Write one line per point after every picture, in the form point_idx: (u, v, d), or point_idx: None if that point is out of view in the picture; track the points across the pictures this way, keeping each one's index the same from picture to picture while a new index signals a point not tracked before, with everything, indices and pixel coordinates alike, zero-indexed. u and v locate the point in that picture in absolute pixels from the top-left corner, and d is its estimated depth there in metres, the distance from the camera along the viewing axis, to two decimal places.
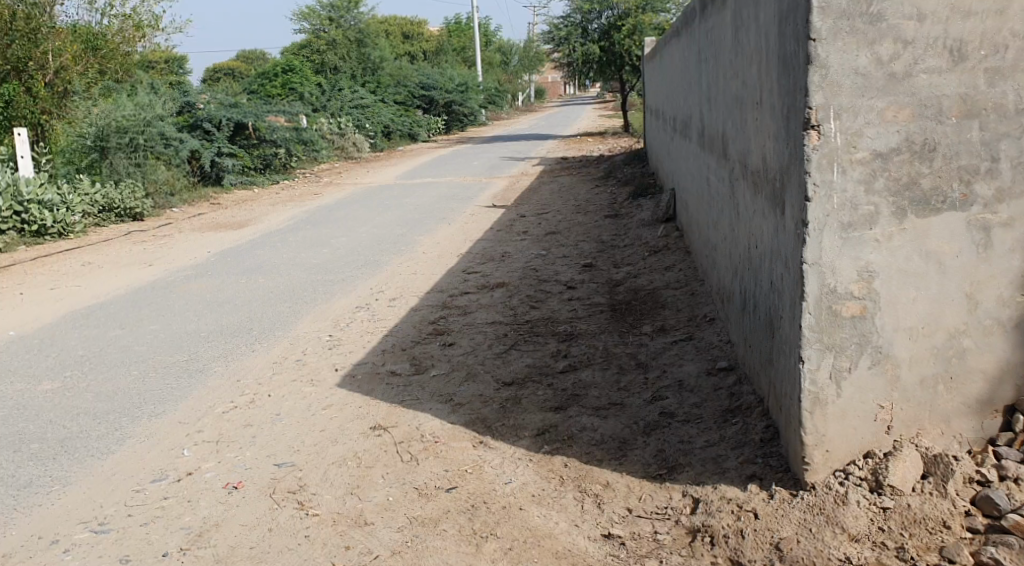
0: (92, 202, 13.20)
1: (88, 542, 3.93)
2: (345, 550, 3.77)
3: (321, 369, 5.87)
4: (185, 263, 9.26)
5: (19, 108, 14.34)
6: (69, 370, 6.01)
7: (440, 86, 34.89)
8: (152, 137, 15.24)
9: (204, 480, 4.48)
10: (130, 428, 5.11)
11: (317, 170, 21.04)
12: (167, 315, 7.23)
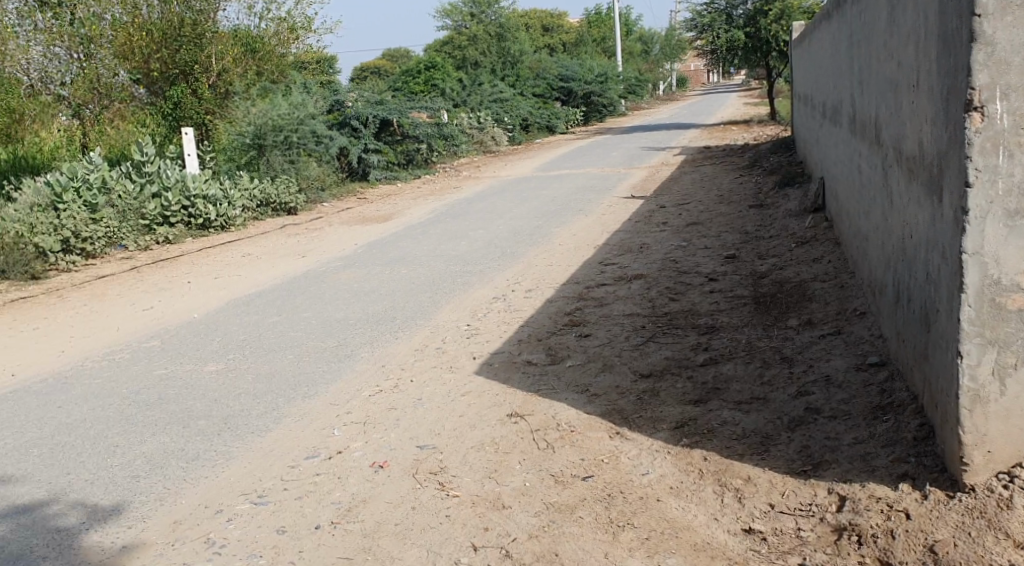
0: (251, 197, 14.13)
1: (248, 513, 4.24)
2: (484, 531, 3.89)
3: (460, 357, 6.05)
4: (335, 254, 9.78)
5: (185, 109, 15.50)
6: (231, 353, 6.49)
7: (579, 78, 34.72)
8: (305, 135, 16.14)
9: (353, 459, 4.74)
10: (286, 408, 5.47)
11: (457, 164, 21.60)
12: (318, 303, 7.65)
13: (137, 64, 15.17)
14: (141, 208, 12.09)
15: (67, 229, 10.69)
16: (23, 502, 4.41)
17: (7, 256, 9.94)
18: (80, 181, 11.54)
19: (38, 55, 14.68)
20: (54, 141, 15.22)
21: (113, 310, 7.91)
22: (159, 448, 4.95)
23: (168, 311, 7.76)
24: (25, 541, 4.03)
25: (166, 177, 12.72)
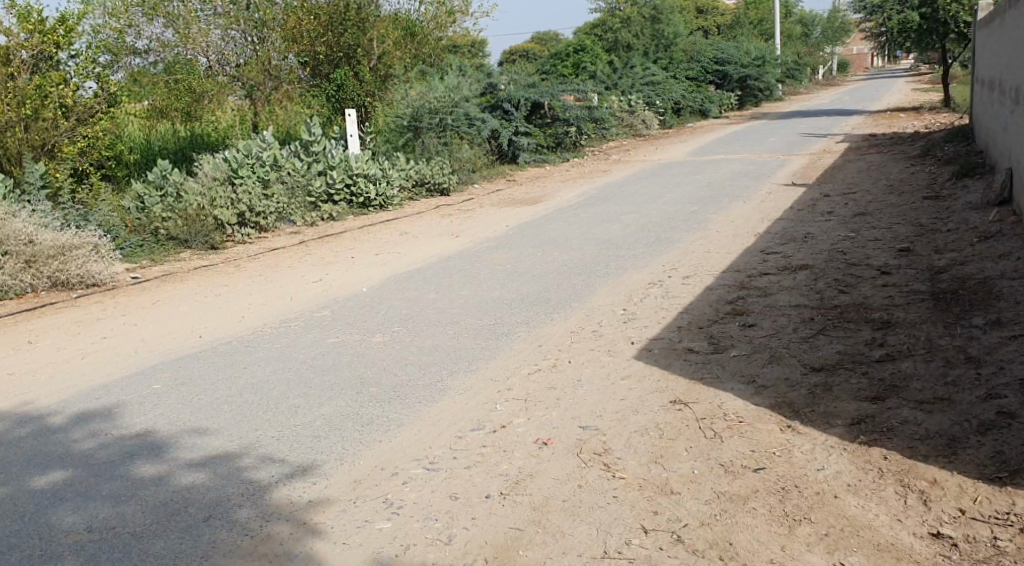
0: (408, 177, 14.64)
1: (421, 477, 4.43)
2: (654, 515, 3.90)
3: (618, 340, 6.07)
4: (489, 235, 10.00)
5: (347, 91, 16.53)
6: (396, 326, 6.78)
7: (735, 60, 33.72)
8: (459, 118, 16.63)
9: (517, 433, 4.86)
10: (450, 380, 5.67)
11: (606, 147, 21.61)
12: (475, 282, 7.86)
13: (304, 47, 16.29)
14: (307, 185, 12.84)
15: (242, 203, 11.45)
16: (220, 452, 4.77)
17: (191, 226, 10.76)
18: (254, 158, 12.45)
19: (217, 38, 16.41)
20: (228, 120, 15.76)
21: (286, 281, 8.43)
22: (336, 413, 5.23)
23: (336, 283, 8.19)
24: (221, 489, 4.36)
25: (331, 157, 13.47)
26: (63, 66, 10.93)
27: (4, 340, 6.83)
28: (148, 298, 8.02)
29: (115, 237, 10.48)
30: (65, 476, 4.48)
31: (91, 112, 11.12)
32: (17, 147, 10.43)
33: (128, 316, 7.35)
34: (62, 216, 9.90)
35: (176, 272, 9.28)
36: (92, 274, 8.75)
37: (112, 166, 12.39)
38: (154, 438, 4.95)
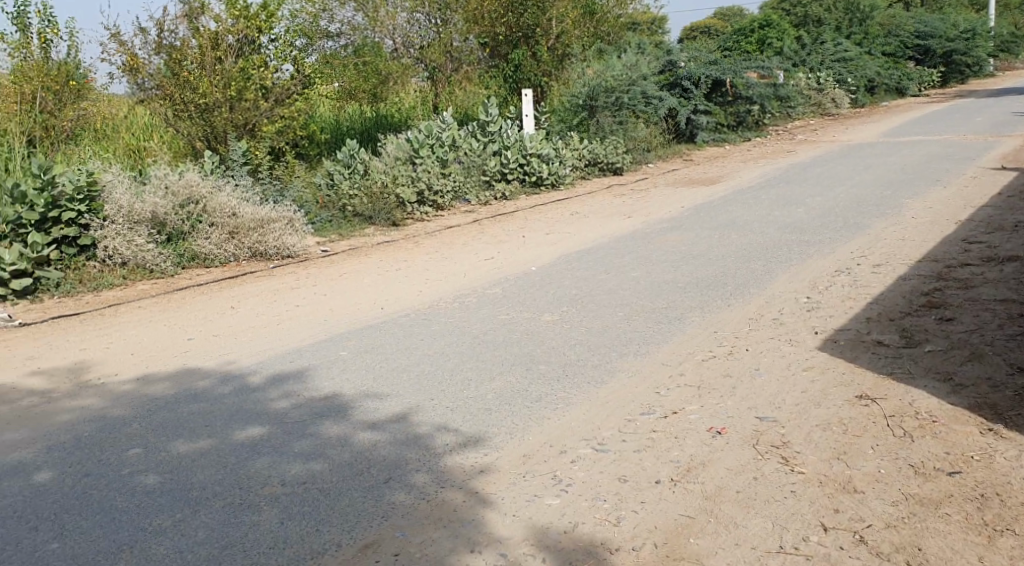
0: (581, 156, 14.88)
1: (590, 457, 4.43)
2: (834, 513, 3.69)
3: (800, 330, 5.79)
4: (663, 216, 9.86)
5: (524, 71, 16.85)
6: (567, 305, 6.84)
7: (940, 34, 31.20)
8: (636, 96, 16.88)
9: (689, 421, 4.75)
10: (620, 363, 5.64)
11: (790, 127, 20.72)
12: (647, 265, 7.75)
13: (485, 28, 16.34)
14: (483, 165, 13.31)
15: (422, 182, 12.03)
16: (400, 417, 5.01)
17: (375, 204, 11.35)
18: (434, 138, 13.02)
19: (403, 21, 16.40)
20: (411, 100, 17.25)
21: (461, 258, 8.71)
22: (507, 388, 5.35)
23: (509, 261, 8.38)
24: (400, 454, 4.57)
25: (506, 137, 13.86)
26: (264, 49, 11.81)
27: (211, 304, 7.51)
28: (336, 270, 8.54)
29: (308, 212, 11.24)
30: (262, 432, 4.86)
31: (288, 93, 11.91)
32: (224, 126, 11.33)
33: (318, 287, 7.88)
34: (262, 191, 10.73)
35: (361, 247, 9.82)
36: (287, 246, 9.44)
37: (305, 145, 13.29)
38: (339, 401, 5.26)
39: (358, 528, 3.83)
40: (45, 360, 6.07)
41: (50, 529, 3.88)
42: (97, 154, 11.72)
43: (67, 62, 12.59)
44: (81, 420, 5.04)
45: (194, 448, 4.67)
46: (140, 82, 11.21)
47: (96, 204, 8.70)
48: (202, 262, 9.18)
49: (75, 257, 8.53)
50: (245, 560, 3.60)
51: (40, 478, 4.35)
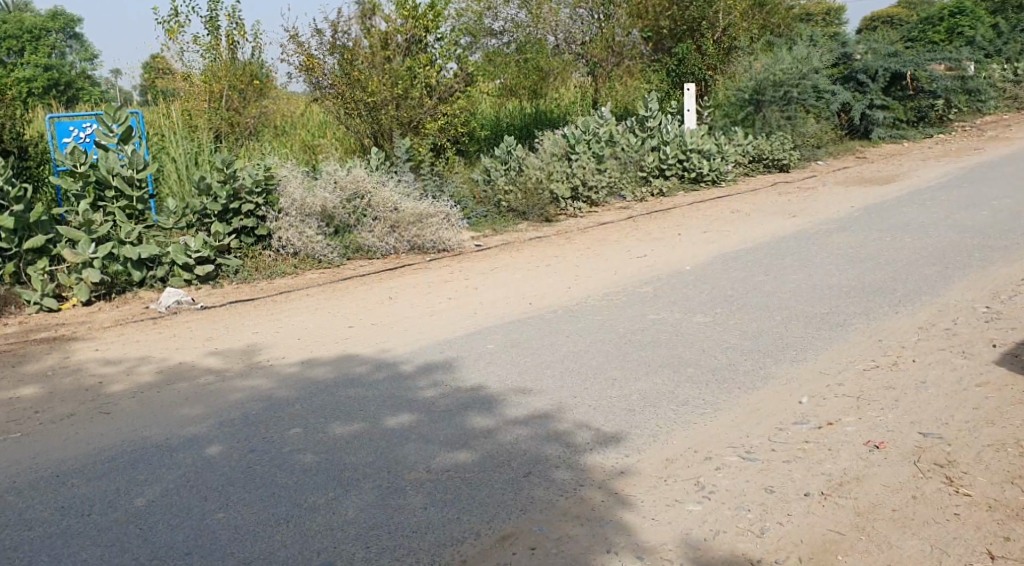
0: (744, 152, 14.45)
1: (735, 465, 4.27)
2: (1004, 541, 3.37)
3: (976, 342, 5.34)
4: (829, 215, 9.36)
5: (688, 65, 16.87)
6: (720, 307, 6.62)
7: None
8: (806, 90, 16.08)
9: (845, 433, 4.48)
10: (774, 369, 5.39)
11: (979, 121, 19.12)
12: (807, 267, 7.38)
13: (649, 22, 16.47)
14: (640, 161, 13.22)
15: (577, 178, 12.09)
16: (543, 413, 5.05)
17: (529, 200, 11.48)
18: (592, 134, 13.02)
19: (565, 17, 15.92)
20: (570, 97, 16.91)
21: (611, 255, 8.66)
22: (653, 389, 5.26)
23: (662, 260, 8.22)
24: (542, 449, 4.61)
25: (666, 132, 13.65)
26: (430, 48, 12.25)
27: (370, 295, 7.84)
28: (490, 264, 8.73)
29: (464, 207, 11.51)
30: (411, 419, 5.05)
31: (450, 91, 12.34)
32: (390, 124, 11.84)
33: (471, 280, 8.07)
34: (422, 186, 11.12)
35: (513, 242, 9.99)
36: (444, 241, 9.79)
37: (466, 142, 13.61)
38: (485, 394, 5.38)
39: (497, 519, 3.90)
40: (222, 341, 6.60)
41: (217, 499, 4.22)
42: (276, 149, 12.58)
43: (252, 62, 13.60)
44: (249, 399, 5.45)
45: (348, 431, 4.92)
46: (316, 82, 11.90)
47: (273, 197, 9.29)
48: (365, 254, 9.66)
49: (252, 246, 9.19)
50: (389, 541, 3.76)
51: (211, 451, 4.74)
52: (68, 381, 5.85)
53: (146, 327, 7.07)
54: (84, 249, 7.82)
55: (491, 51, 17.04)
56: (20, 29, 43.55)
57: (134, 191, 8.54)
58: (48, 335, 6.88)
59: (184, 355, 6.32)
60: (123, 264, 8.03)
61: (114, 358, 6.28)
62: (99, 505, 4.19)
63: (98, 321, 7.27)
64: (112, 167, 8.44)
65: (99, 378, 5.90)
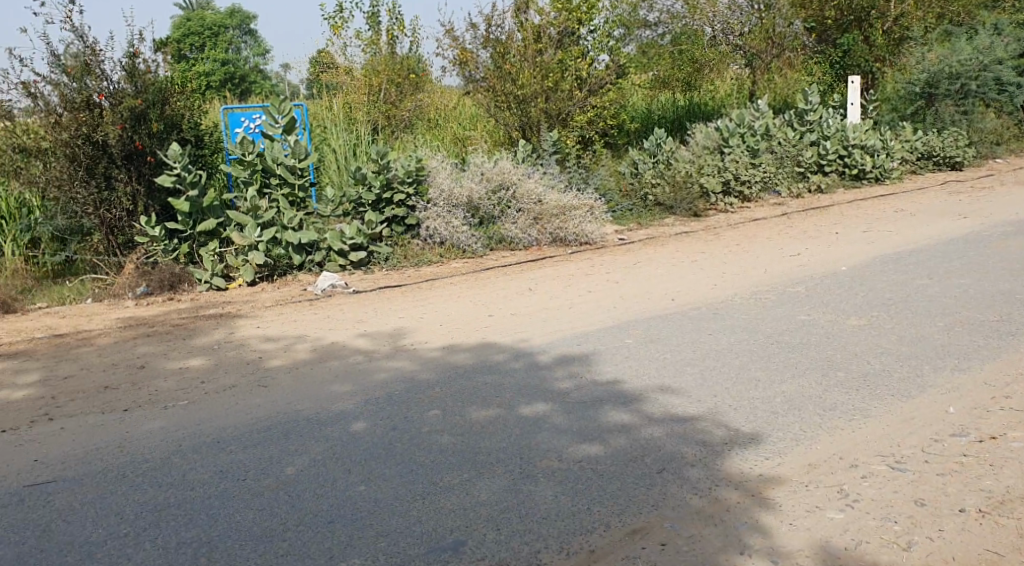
0: (912, 149, 13.77)
1: (883, 475, 4.03)
2: None
3: None
4: (1006, 216, 8.65)
5: (853, 57, 15.69)
6: (875, 310, 6.26)
7: None
8: (985, 83, 15.75)
9: (1009, 449, 4.14)
10: (931, 377, 5.04)
11: None
12: (977, 271, 6.86)
13: (813, 12, 15.34)
14: (798, 156, 12.68)
15: (728, 172, 11.80)
16: (680, 412, 4.95)
17: (677, 194, 11.31)
18: (746, 128, 12.53)
19: (724, 6, 15.45)
20: (726, 89, 17.05)
21: (760, 252, 8.38)
22: (797, 392, 5.06)
23: (815, 259, 7.86)
24: (677, 446, 4.53)
25: (826, 126, 13.00)
26: (583, 40, 12.29)
27: (511, 285, 7.97)
28: (633, 258, 8.66)
29: (610, 200, 11.44)
30: (546, 408, 5.10)
31: (602, 83, 12.29)
32: (539, 116, 11.91)
33: (613, 274, 8.03)
34: (568, 178, 11.08)
35: (658, 236, 9.92)
36: (586, 234, 9.83)
37: (615, 135, 13.62)
38: (622, 388, 5.35)
39: (627, 513, 3.87)
40: (371, 325, 6.92)
41: (360, 472, 4.44)
42: (428, 141, 13.02)
43: (410, 57, 14.15)
44: (393, 380, 5.69)
45: (485, 416, 5.04)
46: (469, 74, 12.19)
47: (422, 187, 9.63)
48: (507, 245, 9.82)
49: (402, 235, 9.57)
50: (518, 526, 3.82)
51: (356, 427, 5.00)
52: (231, 355, 6.33)
53: (302, 308, 7.52)
54: (250, 234, 8.38)
55: (644, 43, 16.35)
56: (203, 26, 47.26)
57: (296, 178, 9.01)
58: (217, 312, 7.47)
59: (337, 336, 6.68)
60: (285, 248, 8.62)
61: (273, 336, 6.73)
62: (255, 472, 4.52)
63: (260, 301, 7.81)
64: (277, 156, 8.94)
65: (260, 353, 6.35)
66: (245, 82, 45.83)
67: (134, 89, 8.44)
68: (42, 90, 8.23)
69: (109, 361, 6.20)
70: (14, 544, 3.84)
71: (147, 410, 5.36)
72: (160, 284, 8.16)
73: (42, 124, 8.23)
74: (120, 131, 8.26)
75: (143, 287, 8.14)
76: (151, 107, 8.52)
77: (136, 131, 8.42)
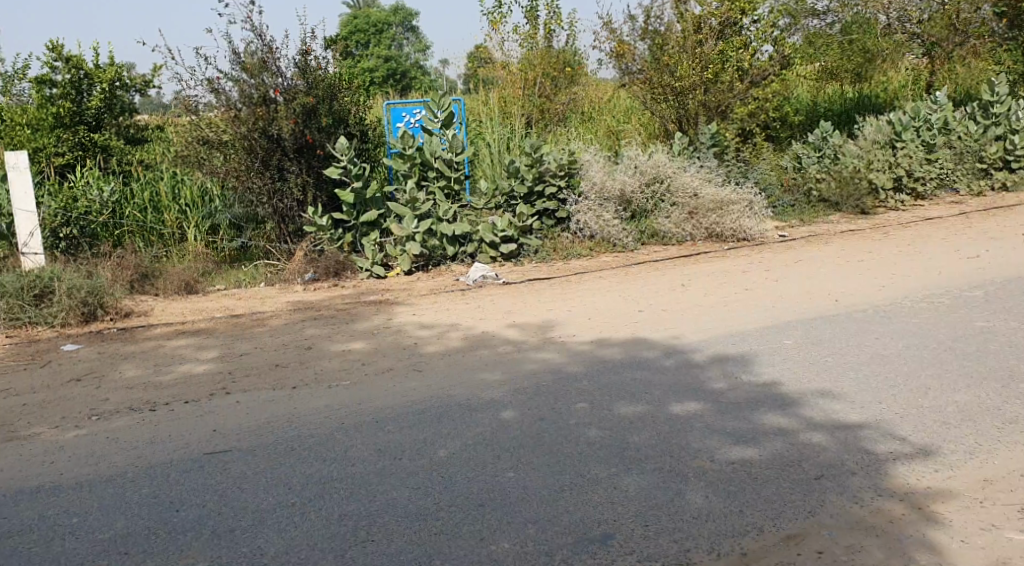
0: None
1: None
2: None
3: None
4: None
5: None
6: None
7: None
8: None
9: None
10: None
11: None
12: None
13: None
14: (980, 151, 11.83)
15: (900, 168, 11.19)
16: (841, 417, 4.71)
17: (844, 190, 10.79)
18: (922, 121, 11.68)
19: None
20: (900, 78, 16.68)
21: (933, 253, 7.83)
22: (973, 403, 4.70)
23: (997, 262, 7.27)
24: (838, 453, 4.31)
25: (1015, 120, 12.09)
26: (745, 31, 11.90)
27: (662, 281, 7.85)
28: (792, 257, 8.30)
29: (769, 196, 11.00)
30: (698, 407, 4.99)
31: (765, 74, 11.81)
32: (696, 109, 11.71)
33: (772, 273, 7.71)
34: (725, 172, 10.75)
35: (822, 233, 9.52)
36: (744, 229, 9.66)
37: (777, 127, 13.16)
38: (779, 390, 5.14)
39: (782, 518, 3.73)
40: (521, 316, 7.02)
41: (508, 459, 4.52)
42: (582, 135, 13.04)
43: (566, 50, 14.19)
44: (543, 371, 5.75)
45: (634, 412, 5.00)
46: (626, 67, 12.18)
47: (575, 180, 9.64)
48: (660, 240, 9.72)
49: (552, 228, 9.63)
50: (667, 523, 3.77)
51: (506, 415, 5.09)
52: (389, 340, 6.60)
53: (455, 297, 7.74)
54: (407, 225, 8.76)
55: (812, 32, 15.61)
56: (368, 23, 49.40)
57: (452, 172, 9.26)
58: (376, 299, 7.82)
59: (488, 326, 6.82)
60: (439, 239, 8.91)
61: (428, 323, 6.96)
62: (409, 452, 4.69)
63: (416, 289, 8.11)
64: (435, 150, 9.20)
65: (415, 339, 6.59)
66: (405, 78, 47.74)
67: (306, 86, 8.94)
68: (224, 86, 8.88)
69: (279, 342, 6.63)
70: (195, 506, 4.17)
71: (312, 389, 5.69)
72: (325, 270, 8.65)
73: (224, 118, 8.92)
74: (293, 126, 8.80)
75: (310, 273, 8.66)
76: (321, 102, 8.99)
77: (306, 125, 8.93)
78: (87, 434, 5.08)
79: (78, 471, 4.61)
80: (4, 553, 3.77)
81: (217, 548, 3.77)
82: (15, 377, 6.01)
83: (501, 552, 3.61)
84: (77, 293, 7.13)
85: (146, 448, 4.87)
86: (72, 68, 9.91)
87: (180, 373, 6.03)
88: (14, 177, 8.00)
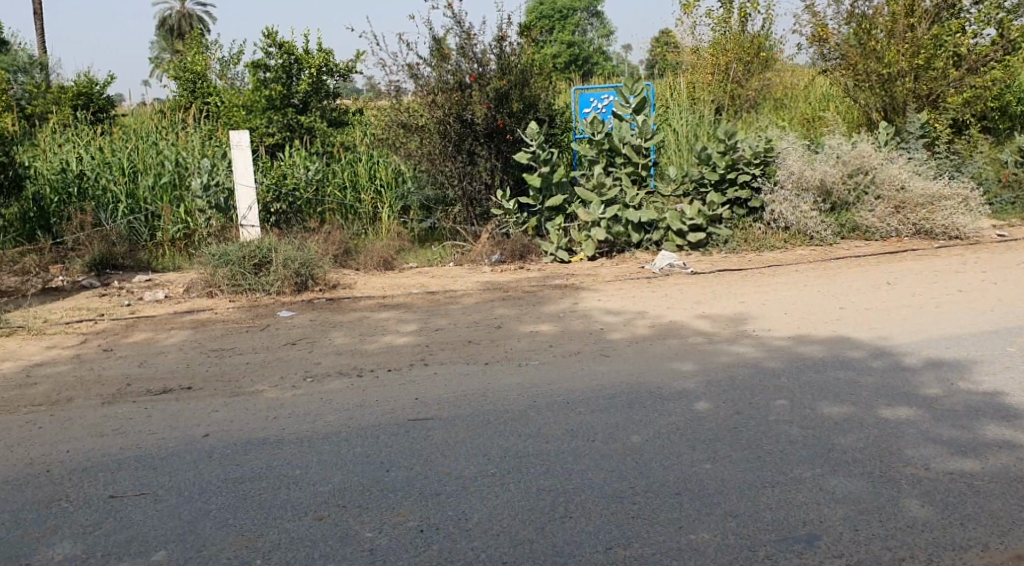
0: None
1: None
2: None
3: None
4: None
5: None
6: None
7: None
8: None
9: None
10: None
11: None
12: None
13: None
14: None
15: None
16: None
17: None
18: None
19: None
20: None
21: None
22: None
23: None
24: None
25: None
26: (964, 13, 11.05)
27: (865, 278, 7.45)
28: (1013, 257, 7.71)
29: (986, 191, 10.88)
30: (911, 413, 4.73)
31: (985, 61, 10.99)
32: (905, 97, 11.06)
33: (991, 274, 7.19)
34: (937, 166, 10.28)
35: None
36: (958, 227, 9.21)
37: (995, 117, 12.29)
38: (1005, 401, 4.78)
39: (1010, 536, 3.49)
40: (712, 307, 6.92)
41: (705, 450, 4.49)
42: (776, 122, 12.68)
43: (761, 35, 13.71)
44: (738, 364, 5.65)
45: (838, 412, 4.82)
46: (825, 53, 11.62)
47: (770, 169, 9.37)
48: (862, 234, 9.41)
49: (744, 218, 9.45)
50: (878, 529, 3.62)
51: (701, 406, 5.05)
52: (577, 324, 6.71)
53: (641, 284, 7.73)
54: (595, 210, 8.83)
55: None
56: (554, 10, 50.17)
57: (641, 158, 9.21)
58: (561, 283, 7.95)
59: (677, 315, 6.77)
60: (624, 226, 8.91)
61: (615, 309, 7.00)
62: (603, 435, 4.76)
63: (600, 275, 8.17)
64: (624, 136, 9.20)
65: (603, 325, 6.65)
66: (583, 64, 48.04)
67: (500, 72, 9.14)
68: (423, 71, 9.26)
69: (472, 320, 6.89)
70: (404, 469, 4.44)
71: (505, 366, 5.88)
72: (511, 253, 8.90)
73: (421, 102, 9.28)
74: (486, 110, 9.06)
75: (496, 255, 8.94)
76: (514, 88, 9.20)
77: (498, 110, 9.19)
78: (304, 394, 5.50)
79: (299, 427, 5.01)
80: (239, 496, 4.16)
81: (426, 509, 3.99)
82: (239, 338, 6.61)
83: (701, 542, 3.60)
84: (291, 264, 7.71)
85: (358, 411, 5.22)
86: (284, 53, 10.73)
87: (383, 343, 6.41)
88: (237, 154, 8.75)
